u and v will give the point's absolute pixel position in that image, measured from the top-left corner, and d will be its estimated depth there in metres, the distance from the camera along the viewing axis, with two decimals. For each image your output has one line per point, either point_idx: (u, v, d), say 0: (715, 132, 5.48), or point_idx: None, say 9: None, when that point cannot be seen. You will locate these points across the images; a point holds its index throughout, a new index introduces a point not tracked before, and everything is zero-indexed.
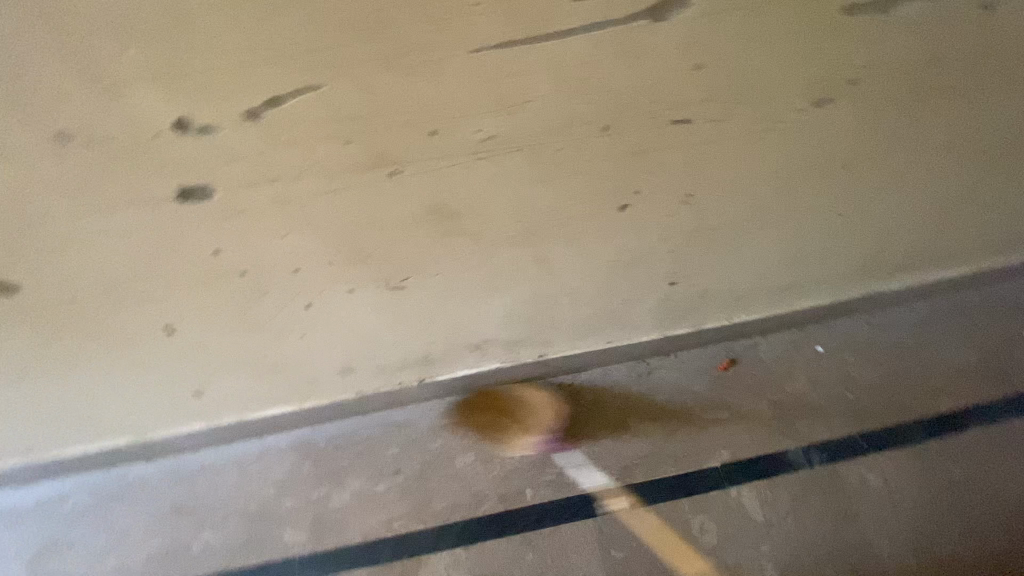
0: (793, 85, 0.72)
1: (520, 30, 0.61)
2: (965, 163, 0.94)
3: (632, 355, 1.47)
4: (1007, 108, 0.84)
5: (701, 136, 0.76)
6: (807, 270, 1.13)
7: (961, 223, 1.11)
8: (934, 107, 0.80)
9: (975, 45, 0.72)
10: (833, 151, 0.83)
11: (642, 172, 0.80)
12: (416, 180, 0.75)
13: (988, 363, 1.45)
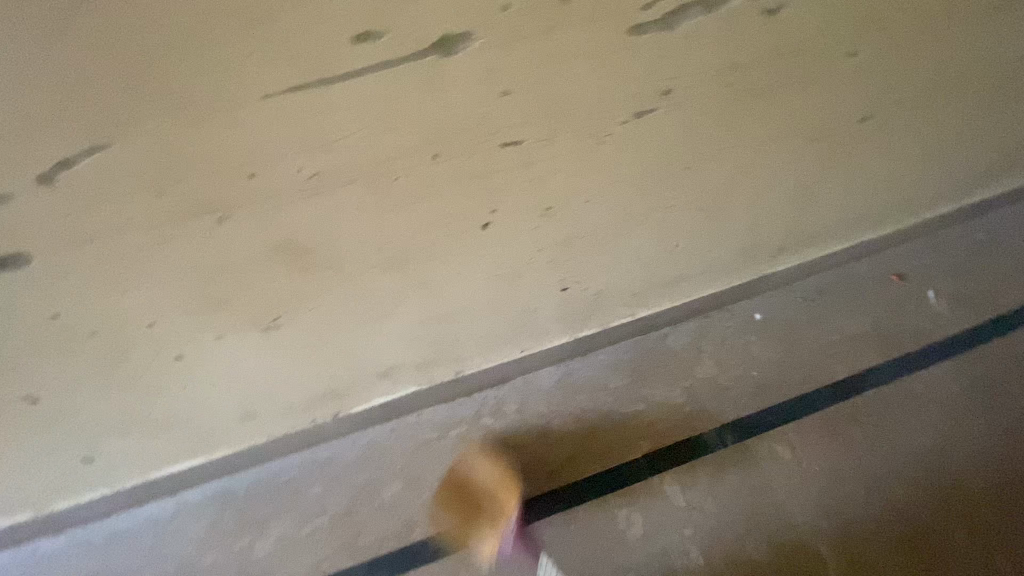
0: (607, 101, 0.76)
1: (309, 73, 0.62)
2: (824, 152, 1.02)
3: (547, 361, 1.49)
4: (837, 99, 0.92)
5: (542, 152, 0.79)
6: (692, 259, 1.22)
7: (820, 201, 1.19)
8: (766, 105, 0.87)
9: (773, 48, 0.79)
10: (673, 156, 0.88)
11: (490, 191, 0.82)
12: (253, 223, 0.75)
13: (878, 326, 1.57)
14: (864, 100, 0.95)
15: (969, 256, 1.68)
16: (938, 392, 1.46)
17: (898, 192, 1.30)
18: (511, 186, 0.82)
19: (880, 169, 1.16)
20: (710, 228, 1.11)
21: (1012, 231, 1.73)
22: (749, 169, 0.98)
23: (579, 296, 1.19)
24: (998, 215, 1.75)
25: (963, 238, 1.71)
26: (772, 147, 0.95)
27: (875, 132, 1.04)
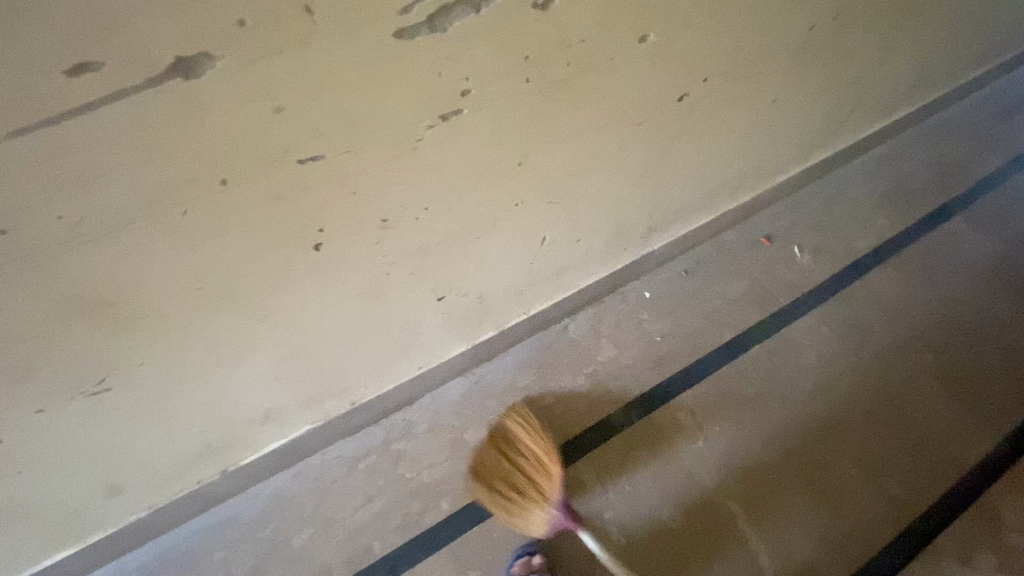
0: (404, 105, 0.74)
1: (23, 114, 0.55)
2: (656, 131, 1.09)
3: (451, 373, 1.46)
4: (649, 79, 0.97)
5: (357, 162, 0.77)
6: (563, 249, 1.27)
7: (669, 177, 1.27)
8: (576, 92, 0.89)
9: (565, 37, 0.81)
10: (498, 152, 0.89)
11: (309, 210, 0.79)
12: (22, 283, 0.67)
13: (758, 285, 1.69)
14: (678, 75, 1.00)
15: (825, 210, 1.84)
16: (813, 338, 1.58)
17: (741, 159, 1.40)
18: (333, 202, 0.80)
19: (715, 141, 1.25)
20: (568, 216, 1.15)
21: (859, 182, 1.91)
22: (586, 156, 1.02)
23: (459, 302, 1.18)
24: (844, 170, 1.93)
25: (817, 195, 1.87)
26: (601, 131, 0.99)
27: (700, 104, 1.11)
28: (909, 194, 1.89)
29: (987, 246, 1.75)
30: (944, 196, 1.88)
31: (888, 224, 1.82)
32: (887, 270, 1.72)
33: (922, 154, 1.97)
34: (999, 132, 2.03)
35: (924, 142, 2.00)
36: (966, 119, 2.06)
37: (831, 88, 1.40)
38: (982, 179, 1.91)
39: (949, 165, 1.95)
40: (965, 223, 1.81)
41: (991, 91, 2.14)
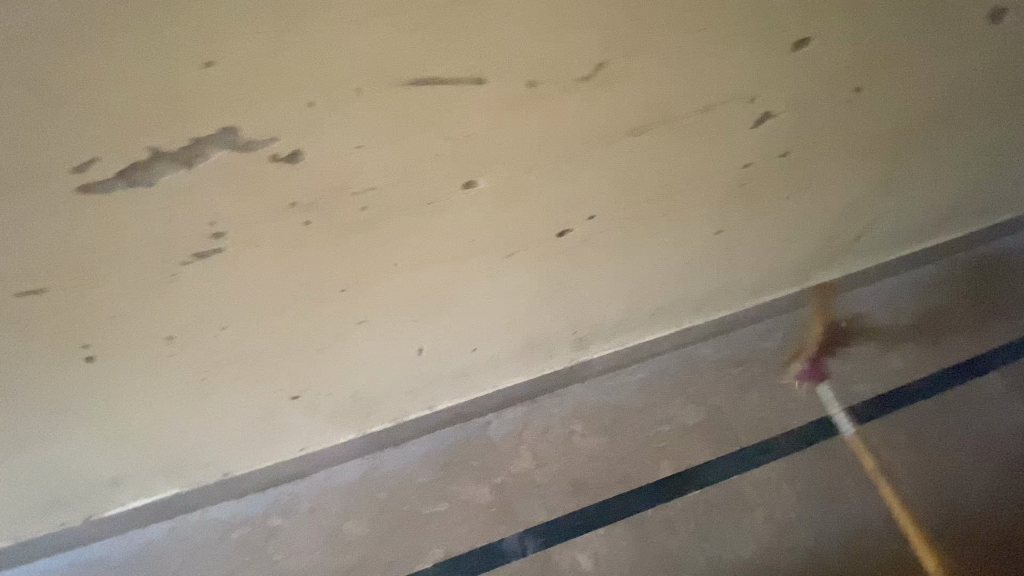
0: (137, 241, 0.64)
1: None
2: (555, 260, 0.92)
3: (346, 455, 1.37)
4: (530, 214, 0.79)
5: (108, 285, 0.68)
6: (459, 358, 1.12)
7: (592, 296, 1.09)
8: (411, 226, 0.73)
9: (361, 177, 0.65)
10: (311, 281, 0.76)
11: (62, 333, 0.72)
12: None
13: (721, 416, 1.46)
14: (580, 203, 0.80)
15: (824, 337, 1.57)
16: (767, 497, 1.33)
17: (697, 281, 1.19)
18: (97, 332, 0.73)
19: (646, 265, 1.05)
20: (447, 331, 1.00)
21: (876, 309, 1.62)
22: (442, 280, 0.85)
23: (326, 402, 1.07)
24: (860, 292, 1.65)
25: (820, 316, 1.60)
26: (458, 257, 0.81)
27: (621, 234, 0.92)
28: (937, 334, 1.58)
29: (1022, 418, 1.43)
30: (982, 344, 1.56)
31: (901, 366, 1.53)
32: (888, 427, 1.42)
33: (968, 288, 1.65)
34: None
35: (969, 273, 1.68)
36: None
37: (830, 213, 1.14)
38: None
39: (995, 306, 1.63)
40: (1000, 384, 1.49)
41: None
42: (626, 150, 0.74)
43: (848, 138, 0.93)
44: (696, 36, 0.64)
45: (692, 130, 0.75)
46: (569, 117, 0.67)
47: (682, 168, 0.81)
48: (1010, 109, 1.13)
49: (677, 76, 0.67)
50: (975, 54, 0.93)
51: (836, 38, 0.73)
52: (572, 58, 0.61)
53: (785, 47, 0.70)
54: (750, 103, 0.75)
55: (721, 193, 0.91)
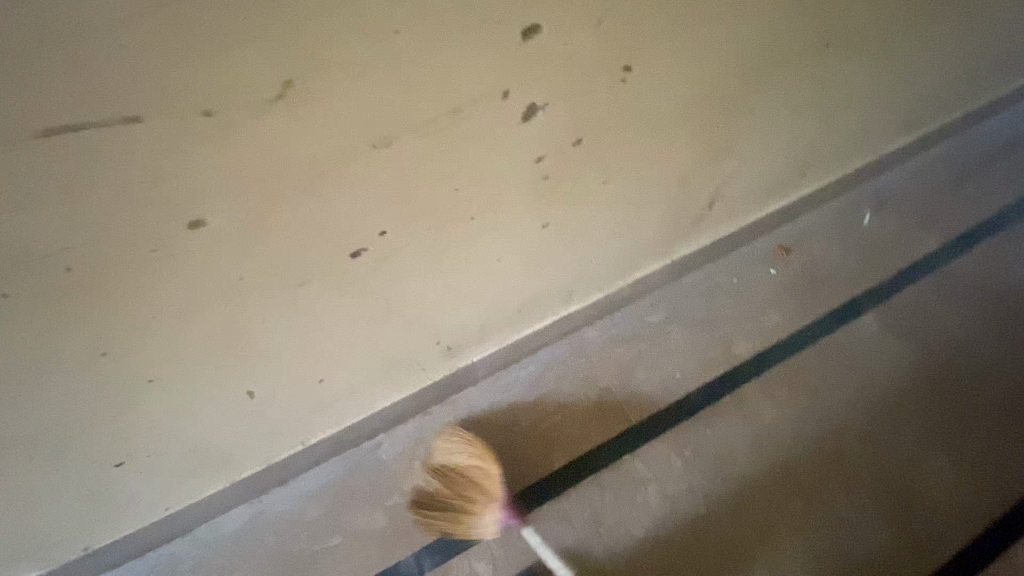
0: None
1: None
2: (365, 282, 0.88)
3: (227, 506, 1.29)
4: (298, 240, 0.76)
5: None
6: (308, 393, 1.06)
7: (434, 308, 1.06)
8: (151, 270, 0.69)
9: (51, 234, 0.61)
10: (56, 344, 0.71)
11: None
12: None
13: (610, 397, 1.45)
14: (354, 221, 0.78)
15: (706, 303, 1.59)
16: (659, 471, 1.34)
17: (547, 271, 1.17)
18: None
19: (479, 267, 1.01)
20: (275, 368, 0.95)
21: (754, 268, 1.65)
22: (225, 319, 0.80)
23: (162, 462, 0.99)
24: (740, 253, 1.67)
25: (701, 283, 1.62)
26: (229, 291, 0.77)
27: (429, 243, 0.89)
28: (815, 285, 1.62)
29: (896, 355, 1.47)
30: (854, 289, 1.61)
31: (779, 322, 1.55)
32: (769, 383, 1.45)
33: (838, 236, 1.70)
34: (937, 210, 1.75)
35: (840, 221, 1.73)
36: (896, 192, 1.78)
37: (664, 188, 1.13)
38: (905, 268, 1.64)
39: (867, 249, 1.68)
40: (875, 325, 1.53)
41: (935, 157, 1.84)
42: (378, 164, 0.73)
43: (643, 116, 0.93)
44: (394, 39, 0.64)
45: (446, 135, 0.75)
46: (292, 138, 0.66)
47: (459, 171, 0.81)
48: (815, 66, 1.16)
49: (397, 80, 0.67)
50: (753, 20, 0.94)
51: (568, 25, 0.73)
52: (258, 80, 0.60)
53: (511, 38, 0.71)
54: (502, 98, 0.76)
55: (523, 189, 0.90)
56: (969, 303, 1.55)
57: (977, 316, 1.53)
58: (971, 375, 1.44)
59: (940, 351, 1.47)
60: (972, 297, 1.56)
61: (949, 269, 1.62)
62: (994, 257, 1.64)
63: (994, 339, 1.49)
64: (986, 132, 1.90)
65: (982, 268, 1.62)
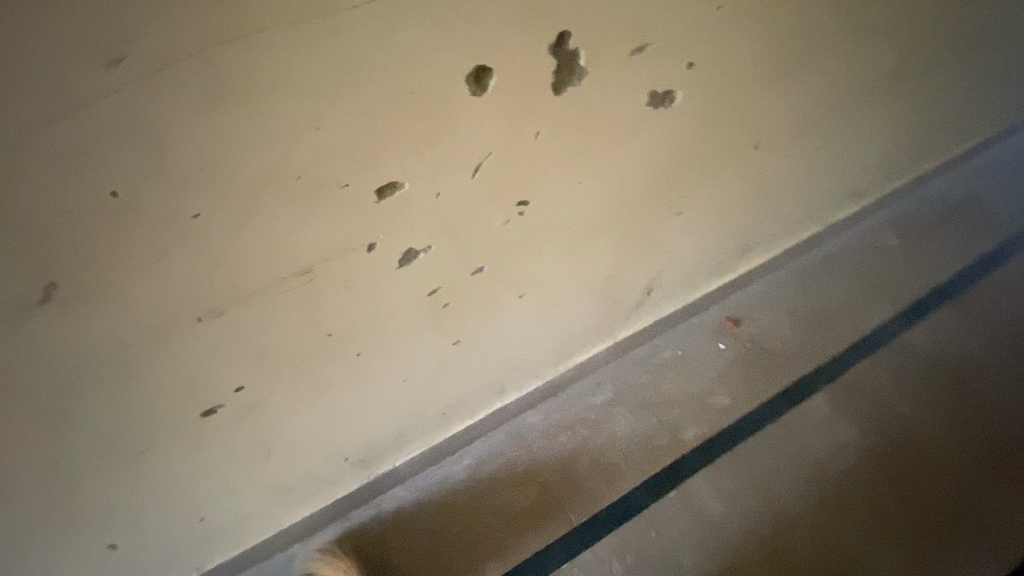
0: None
1: None
2: (237, 429, 0.75)
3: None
4: (120, 420, 0.61)
5: None
6: (190, 530, 0.92)
7: (335, 429, 0.91)
8: None
9: None
10: None
11: None
12: None
13: (551, 491, 1.34)
14: (203, 383, 0.64)
15: (652, 382, 1.50)
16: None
17: (473, 373, 1.05)
18: None
19: (378, 390, 0.88)
20: (140, 521, 0.80)
21: (704, 342, 1.55)
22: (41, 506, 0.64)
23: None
24: (684, 326, 1.58)
25: (646, 358, 1.53)
26: (49, 479, 0.62)
27: (316, 382, 0.76)
28: (766, 359, 1.52)
29: (848, 441, 1.36)
30: (808, 362, 1.50)
31: (729, 403, 1.46)
32: (713, 474, 1.34)
33: (793, 304, 1.61)
34: (889, 275, 1.66)
35: (794, 287, 1.64)
36: (853, 255, 1.70)
37: (593, 283, 1.03)
38: (859, 340, 1.53)
39: (823, 317, 1.58)
40: (824, 408, 1.42)
41: (884, 218, 1.77)
42: (208, 337, 0.60)
43: (556, 235, 0.81)
44: (193, 223, 0.51)
45: (299, 297, 0.62)
46: (77, 337, 0.52)
47: (323, 318, 0.66)
48: (767, 157, 1.04)
49: (208, 258, 0.54)
50: (681, 131, 0.82)
51: (438, 174, 0.62)
52: (2, 291, 0.46)
53: (363, 196, 0.59)
54: (366, 250, 0.63)
55: (416, 322, 0.77)
56: (925, 381, 1.44)
57: (934, 397, 1.41)
58: (930, 465, 1.31)
59: (894, 437, 1.36)
60: (928, 374, 1.45)
61: (903, 342, 1.51)
62: (951, 328, 1.53)
63: (952, 423, 1.37)
64: (937, 189, 1.84)
65: (939, 340, 1.51)
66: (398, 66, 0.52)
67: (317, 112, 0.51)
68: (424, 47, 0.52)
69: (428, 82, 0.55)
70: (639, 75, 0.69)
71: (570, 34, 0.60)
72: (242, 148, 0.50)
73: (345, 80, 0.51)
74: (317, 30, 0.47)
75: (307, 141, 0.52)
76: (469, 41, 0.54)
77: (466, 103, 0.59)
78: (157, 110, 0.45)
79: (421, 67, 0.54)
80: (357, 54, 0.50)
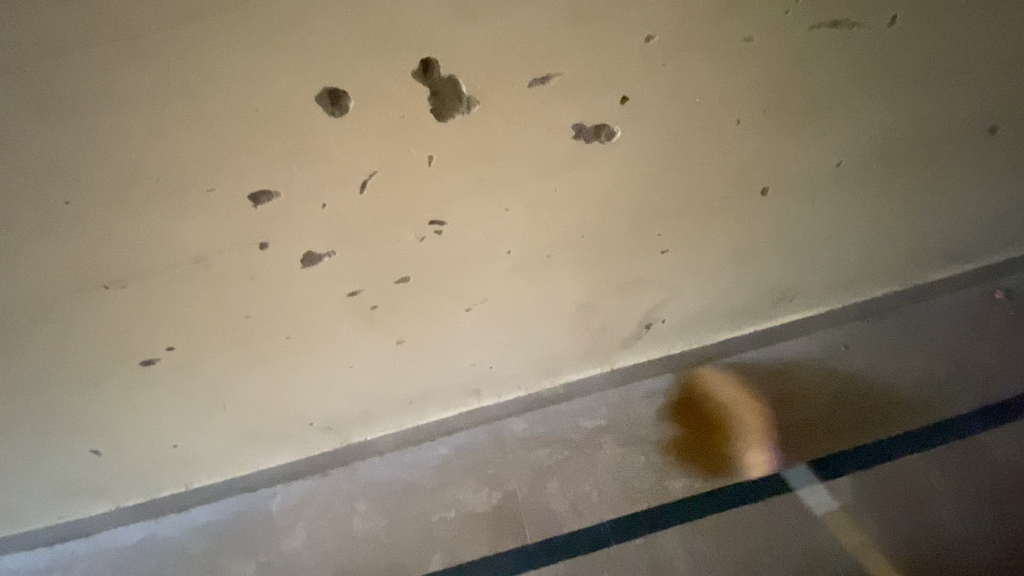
0: None
1: None
2: (167, 380, 0.86)
3: (114, 524, 1.18)
4: (63, 353, 0.78)
5: None
6: (163, 453, 1.09)
7: (292, 394, 0.94)
8: None
9: None
10: None
11: None
12: None
13: (512, 501, 1.18)
14: (122, 331, 0.77)
15: (653, 420, 1.25)
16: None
17: (446, 358, 0.96)
18: None
19: (325, 372, 0.91)
20: (106, 435, 0.92)
21: (735, 385, 1.27)
22: (29, 398, 0.84)
23: (51, 476, 1.06)
24: (706, 370, 1.30)
25: (653, 393, 1.29)
26: (21, 387, 0.82)
27: (241, 347, 0.83)
28: (803, 422, 1.19)
29: (874, 539, 1.02)
30: (861, 435, 1.15)
31: (732, 463, 1.16)
32: (688, 531, 1.08)
33: (864, 361, 1.26)
34: (986, 356, 1.22)
35: (872, 340, 1.28)
36: (972, 316, 1.28)
37: (580, 295, 0.92)
38: (938, 422, 1.14)
39: (898, 384, 1.21)
40: (847, 495, 1.08)
41: (1016, 285, 1.31)
42: (118, 302, 0.73)
43: (492, 258, 0.81)
44: (67, 209, 0.63)
45: (207, 279, 0.72)
46: (14, 283, 0.68)
47: (237, 301, 0.76)
48: (788, 205, 0.87)
49: (104, 235, 0.66)
50: (609, 173, 0.75)
51: (319, 187, 0.66)
52: None
53: (234, 199, 0.65)
54: (260, 248, 0.70)
55: (344, 318, 0.82)
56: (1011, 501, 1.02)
57: None
58: None
59: (943, 557, 0.98)
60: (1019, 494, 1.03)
61: (988, 443, 1.10)
62: None
63: None
64: None
65: None
66: (240, 82, 0.57)
67: (155, 125, 0.59)
68: (262, 67, 0.57)
69: (279, 101, 0.59)
70: (543, 109, 0.66)
71: (435, 60, 0.59)
72: (88, 148, 0.59)
73: (170, 97, 0.57)
74: (139, 50, 0.54)
75: (167, 146, 0.60)
76: (312, 66, 0.57)
77: (328, 123, 0.62)
78: (17, 117, 0.56)
79: (268, 85, 0.58)
80: (187, 70, 0.56)
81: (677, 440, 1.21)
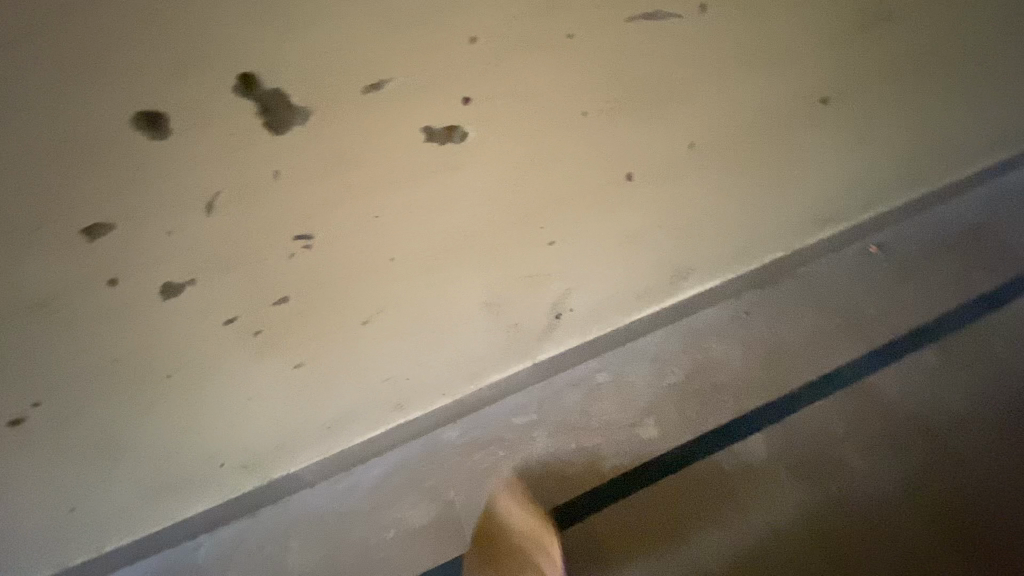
0: None
1: None
2: (33, 442, 0.78)
3: None
4: None
5: None
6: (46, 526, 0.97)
7: (196, 435, 0.89)
8: None
9: None
10: None
11: None
12: None
13: (451, 510, 1.17)
14: None
15: (579, 407, 1.28)
16: None
17: (355, 376, 0.95)
18: None
19: (230, 407, 0.88)
20: None
21: (651, 363, 1.33)
22: None
23: None
24: (625, 352, 1.36)
25: (577, 382, 1.32)
26: None
27: (116, 392, 0.78)
28: (712, 388, 1.26)
29: (789, 487, 1.08)
30: (765, 392, 1.24)
31: (656, 437, 1.21)
32: (624, 509, 1.11)
33: (764, 325, 1.35)
34: (866, 304, 1.34)
35: (769, 304, 1.38)
36: (852, 271, 1.41)
37: (480, 294, 0.93)
38: (833, 372, 1.24)
39: (795, 341, 1.31)
40: (763, 449, 1.14)
41: (884, 239, 1.46)
42: None
43: (378, 267, 0.80)
44: None
45: (54, 324, 0.67)
46: None
47: (102, 344, 0.72)
48: (655, 185, 0.93)
49: None
50: (471, 171, 0.77)
51: (166, 213, 0.64)
52: None
53: (68, 238, 0.61)
54: (108, 285, 0.67)
55: (227, 347, 0.79)
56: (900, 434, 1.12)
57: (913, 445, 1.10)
58: (890, 525, 1.02)
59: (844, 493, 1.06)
60: (900, 425, 1.13)
61: (876, 383, 1.20)
62: (943, 372, 1.20)
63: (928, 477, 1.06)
64: (957, 209, 1.49)
65: (937, 374, 1.20)
66: (45, 111, 0.54)
67: None
68: (61, 96, 0.53)
69: (97, 128, 0.56)
70: (384, 115, 0.67)
71: (254, 75, 0.59)
72: None
73: None
74: None
75: None
76: (123, 91, 0.55)
77: (151, 149, 0.59)
78: None
79: (76, 113, 0.55)
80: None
81: (603, 422, 1.25)
